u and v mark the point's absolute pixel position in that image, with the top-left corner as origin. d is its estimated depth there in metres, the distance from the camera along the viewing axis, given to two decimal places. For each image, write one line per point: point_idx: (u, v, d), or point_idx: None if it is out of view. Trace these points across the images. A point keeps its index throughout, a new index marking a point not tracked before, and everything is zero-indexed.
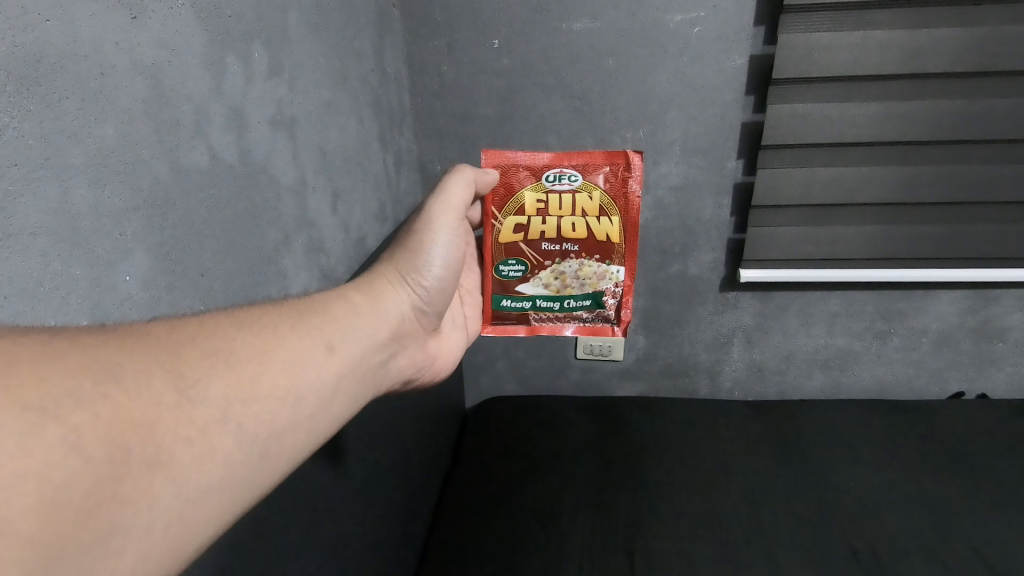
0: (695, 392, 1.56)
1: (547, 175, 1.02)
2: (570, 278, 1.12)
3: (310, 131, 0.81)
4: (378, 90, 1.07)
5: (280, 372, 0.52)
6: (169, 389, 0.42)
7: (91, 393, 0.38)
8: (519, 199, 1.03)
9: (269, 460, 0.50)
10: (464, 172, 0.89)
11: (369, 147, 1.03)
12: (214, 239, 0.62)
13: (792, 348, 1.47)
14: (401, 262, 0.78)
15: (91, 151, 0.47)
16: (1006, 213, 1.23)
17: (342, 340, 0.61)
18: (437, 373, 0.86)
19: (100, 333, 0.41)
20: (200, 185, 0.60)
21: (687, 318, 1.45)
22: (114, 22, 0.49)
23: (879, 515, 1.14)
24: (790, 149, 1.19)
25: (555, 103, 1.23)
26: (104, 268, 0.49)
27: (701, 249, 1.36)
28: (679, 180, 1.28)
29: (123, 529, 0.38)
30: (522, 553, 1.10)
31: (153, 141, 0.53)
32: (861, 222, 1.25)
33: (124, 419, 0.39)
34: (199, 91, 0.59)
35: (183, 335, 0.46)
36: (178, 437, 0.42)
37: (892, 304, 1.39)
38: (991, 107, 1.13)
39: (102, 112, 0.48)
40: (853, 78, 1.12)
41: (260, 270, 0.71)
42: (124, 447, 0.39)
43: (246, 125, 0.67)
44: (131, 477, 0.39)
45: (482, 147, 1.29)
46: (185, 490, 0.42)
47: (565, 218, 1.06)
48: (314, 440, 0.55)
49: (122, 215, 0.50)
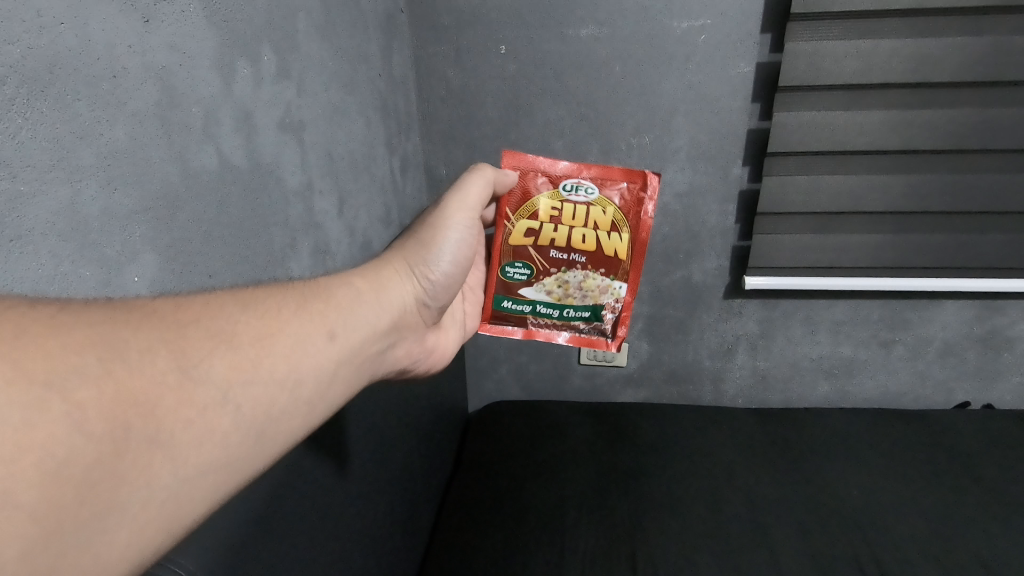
0: (698, 398, 1.55)
1: (564, 184, 0.95)
2: (573, 287, 1.01)
3: (317, 132, 0.82)
4: (385, 93, 1.08)
5: (280, 356, 0.53)
6: (171, 368, 0.44)
7: (96, 369, 0.39)
8: (534, 205, 0.96)
9: (265, 444, 0.51)
10: (484, 172, 0.87)
11: (375, 151, 1.03)
12: (221, 241, 0.64)
13: (796, 357, 1.45)
14: (408, 253, 0.79)
15: (102, 151, 0.49)
16: (1014, 223, 1.21)
17: (343, 327, 0.62)
18: (432, 365, 0.87)
19: (107, 310, 0.43)
20: (209, 187, 0.61)
21: (691, 325, 1.44)
22: (127, 25, 0.51)
23: (882, 523, 1.12)
24: (796, 156, 1.18)
25: (560, 108, 1.23)
26: (113, 269, 0.51)
27: (706, 256, 1.35)
28: (685, 186, 1.28)
29: (120, 505, 0.39)
30: (523, 556, 1.11)
31: (162, 143, 0.55)
32: (867, 231, 1.24)
33: (125, 398, 0.40)
34: (209, 94, 0.61)
35: (187, 315, 0.48)
36: (179, 416, 0.43)
37: (897, 315, 1.37)
38: (996, 117, 1.12)
39: (113, 115, 0.50)
40: (859, 87, 1.12)
41: (266, 272, 0.72)
42: (125, 424, 0.40)
43: (255, 129, 0.68)
44: (129, 453, 0.40)
45: (490, 149, 1.29)
46: (183, 469, 0.43)
47: (577, 228, 0.96)
48: (310, 426, 0.57)
49: (132, 216, 0.52)
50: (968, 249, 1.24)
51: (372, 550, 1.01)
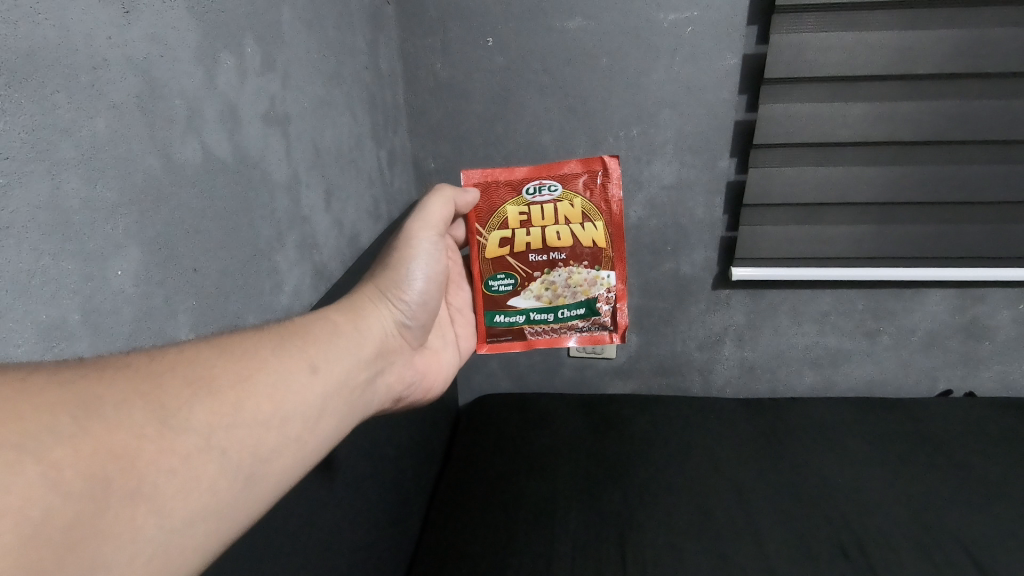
0: (686, 390, 1.56)
1: (526, 188, 0.94)
2: (561, 287, 1.00)
3: (302, 127, 0.81)
4: (371, 86, 1.06)
5: (263, 397, 0.53)
6: (149, 420, 0.43)
7: (70, 427, 0.38)
8: (502, 214, 0.95)
9: (254, 488, 0.50)
10: (442, 191, 0.87)
11: (361, 144, 1.02)
12: (206, 235, 0.62)
13: (782, 348, 1.46)
14: (389, 278, 0.79)
15: (83, 144, 0.47)
16: (996, 213, 1.23)
17: (324, 361, 0.62)
18: (428, 389, 0.86)
19: (78, 368, 0.42)
20: (193, 180, 0.60)
21: (678, 317, 1.44)
22: (107, 16, 0.49)
23: (867, 512, 1.14)
24: (782, 148, 1.19)
25: (548, 99, 1.22)
26: (96, 263, 0.49)
27: (694, 247, 1.35)
28: (673, 179, 1.28)
29: (107, 564, 0.38)
30: (513, 550, 1.11)
31: (145, 136, 0.53)
32: (852, 221, 1.25)
33: (103, 453, 0.39)
34: (192, 86, 0.59)
35: (162, 365, 0.47)
36: (161, 468, 0.42)
37: (881, 305, 1.38)
38: (979, 109, 1.13)
39: (94, 106, 0.48)
40: (844, 79, 1.12)
41: (252, 269, 0.70)
42: (105, 480, 0.39)
43: (239, 123, 0.67)
44: (112, 509, 0.39)
45: (477, 141, 1.28)
46: (171, 521, 0.42)
47: (549, 227, 0.96)
48: (301, 464, 0.56)
49: (114, 210, 0.50)
50: (952, 239, 1.25)
51: (361, 548, 1.01)
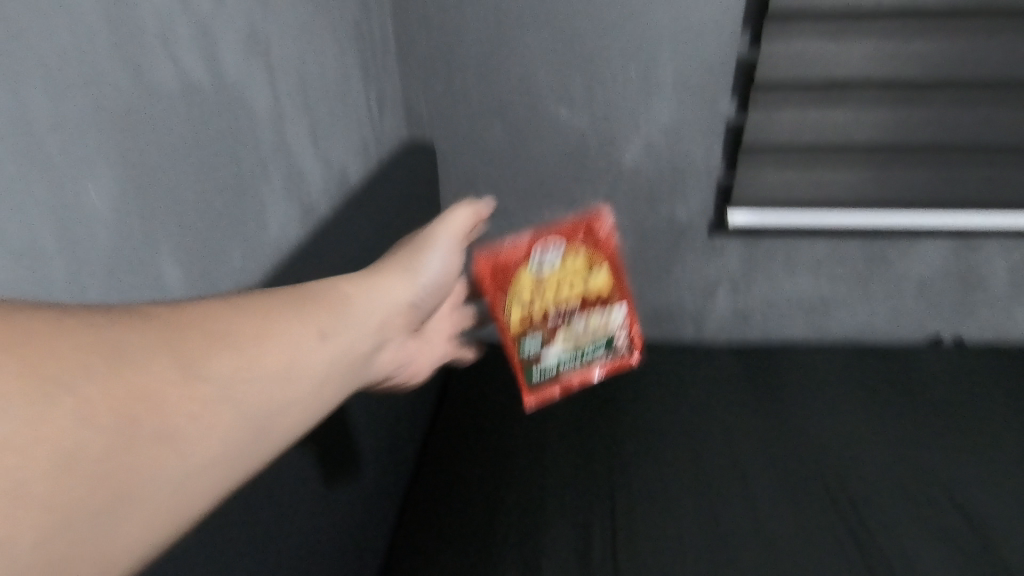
0: (678, 338, 1.58)
1: (530, 263, 0.89)
2: (581, 335, 0.98)
3: (288, 63, 0.78)
4: (358, 18, 1.02)
5: (279, 355, 0.52)
6: (176, 367, 0.43)
7: (103, 368, 0.38)
8: (511, 300, 0.90)
9: (265, 441, 0.50)
10: (475, 203, 0.87)
11: (349, 80, 0.99)
12: (186, 162, 0.60)
13: (775, 296, 1.47)
14: (400, 261, 0.79)
15: (50, 46, 0.45)
16: (994, 160, 1.22)
17: (338, 328, 0.61)
18: (416, 375, 0.86)
19: (107, 313, 0.42)
20: (169, 100, 0.58)
21: (672, 266, 1.45)
22: None
23: (849, 457, 1.19)
24: (783, 87, 1.16)
25: (543, 34, 1.18)
26: (66, 180, 0.47)
27: (689, 193, 1.34)
28: (670, 121, 1.25)
29: (133, 499, 0.39)
30: (511, 490, 1.15)
31: (113, 48, 0.51)
32: (849, 166, 1.25)
33: (137, 393, 0.40)
34: (164, 2, 0.57)
35: (188, 318, 0.47)
36: (188, 413, 0.43)
37: (875, 252, 1.39)
38: (988, 49, 1.10)
39: (57, 4, 0.46)
40: (850, 12, 1.09)
41: (237, 202, 0.69)
42: (135, 419, 0.39)
43: (219, 50, 0.64)
44: (140, 448, 0.39)
45: (470, 79, 1.24)
46: (192, 464, 0.43)
47: (551, 298, 0.92)
48: (309, 429, 0.56)
49: (83, 121, 0.48)
50: (946, 186, 1.26)
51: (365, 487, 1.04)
